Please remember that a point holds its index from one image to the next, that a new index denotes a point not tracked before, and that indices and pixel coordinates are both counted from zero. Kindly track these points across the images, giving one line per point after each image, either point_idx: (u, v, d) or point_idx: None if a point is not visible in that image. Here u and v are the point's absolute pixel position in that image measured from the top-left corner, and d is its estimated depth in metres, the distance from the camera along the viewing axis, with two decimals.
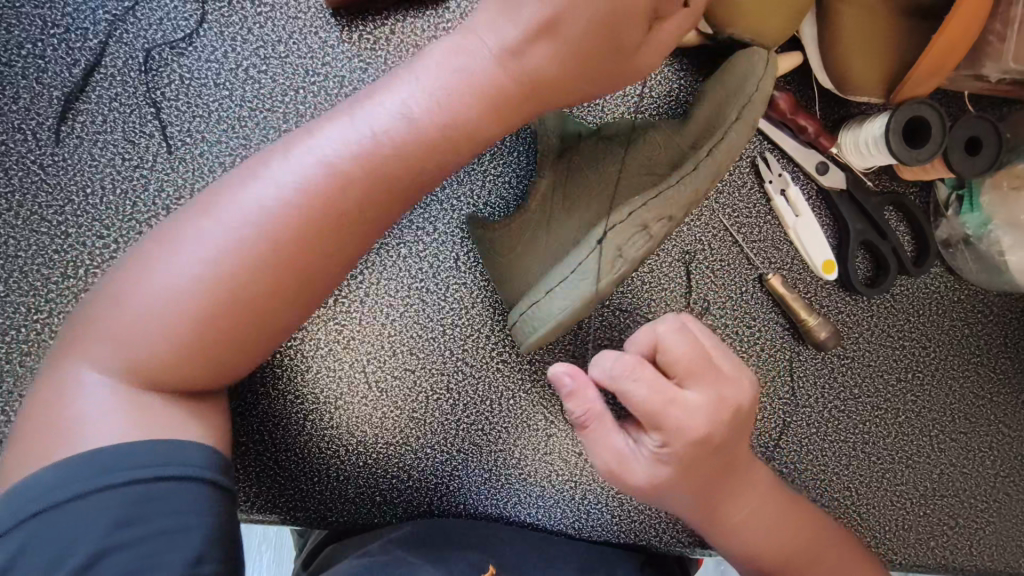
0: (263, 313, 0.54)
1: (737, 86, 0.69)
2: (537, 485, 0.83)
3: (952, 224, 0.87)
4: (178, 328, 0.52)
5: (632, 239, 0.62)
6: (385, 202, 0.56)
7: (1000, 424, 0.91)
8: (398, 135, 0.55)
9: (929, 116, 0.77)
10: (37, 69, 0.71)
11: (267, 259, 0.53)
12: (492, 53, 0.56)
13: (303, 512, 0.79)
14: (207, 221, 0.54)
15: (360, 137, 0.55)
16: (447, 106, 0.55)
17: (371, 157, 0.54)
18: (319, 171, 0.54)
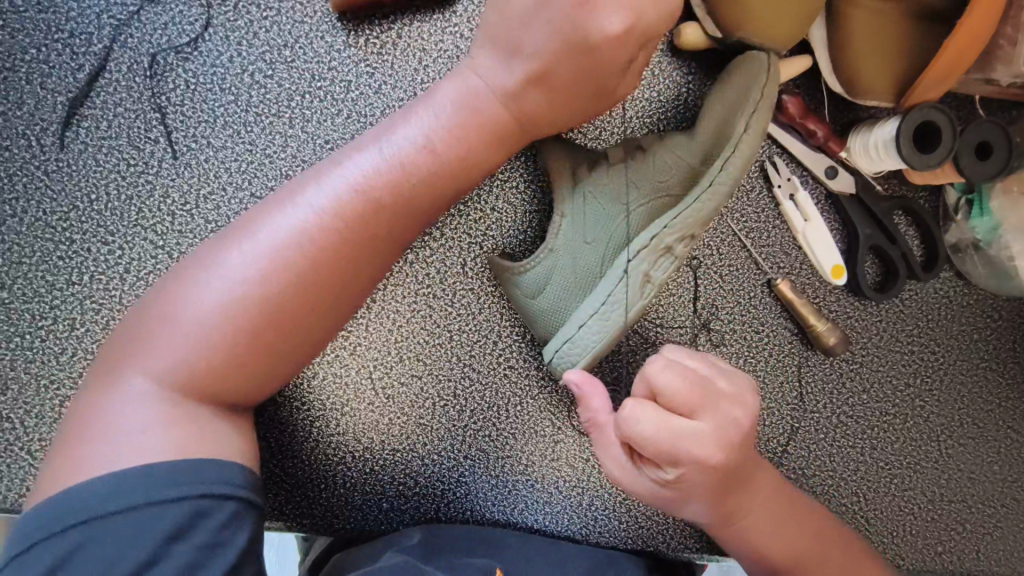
0: (302, 328, 0.58)
1: (740, 95, 0.70)
2: (544, 491, 0.82)
3: (962, 228, 0.86)
4: (214, 345, 0.55)
5: (658, 262, 0.68)
6: (406, 224, 0.62)
7: (1008, 429, 0.91)
8: (421, 164, 0.61)
9: (940, 120, 0.76)
10: (42, 75, 0.70)
11: (306, 276, 0.58)
12: (496, 93, 0.62)
13: (310, 519, 0.79)
14: (244, 243, 0.58)
15: (386, 164, 0.60)
16: (460, 139, 0.62)
17: (398, 183, 0.60)
18: (352, 194, 0.59)
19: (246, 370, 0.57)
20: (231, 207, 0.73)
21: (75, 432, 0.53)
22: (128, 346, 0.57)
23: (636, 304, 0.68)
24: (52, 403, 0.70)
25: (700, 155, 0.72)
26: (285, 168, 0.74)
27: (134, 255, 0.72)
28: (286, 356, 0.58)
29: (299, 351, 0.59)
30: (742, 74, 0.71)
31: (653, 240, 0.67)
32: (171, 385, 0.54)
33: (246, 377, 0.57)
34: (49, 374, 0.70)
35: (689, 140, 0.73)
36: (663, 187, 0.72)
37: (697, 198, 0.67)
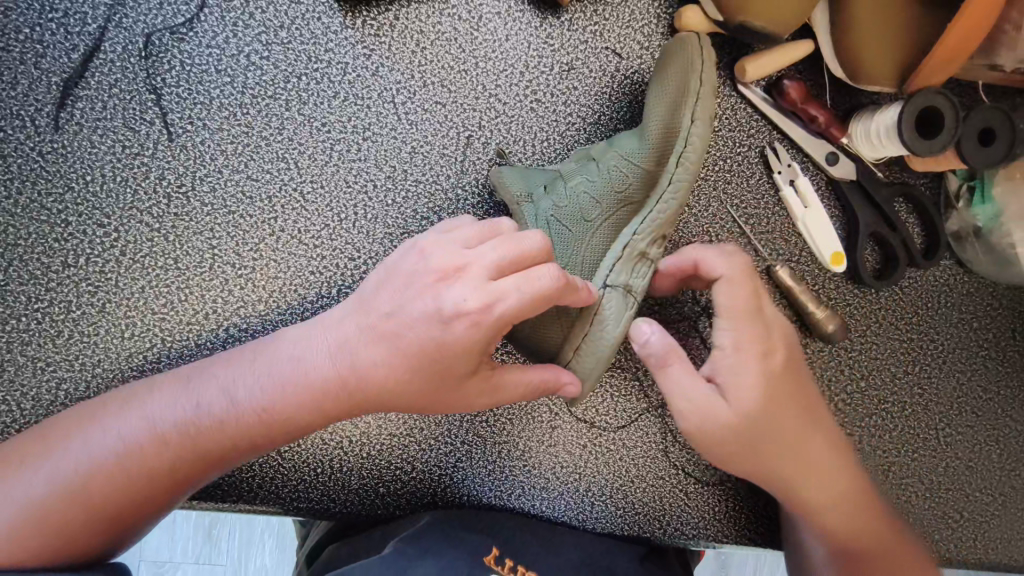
0: (169, 460, 0.59)
1: (680, 84, 0.66)
2: (540, 477, 0.82)
3: (963, 216, 0.86)
4: (109, 451, 0.58)
5: (636, 270, 0.67)
6: (272, 433, 0.61)
7: (1006, 417, 0.90)
8: (312, 383, 0.60)
9: (943, 105, 0.75)
10: (36, 54, 0.70)
11: (179, 446, 0.59)
12: (414, 310, 0.57)
13: (307, 503, 0.79)
14: (163, 396, 0.61)
15: (285, 378, 0.60)
16: (358, 358, 0.59)
17: (283, 401, 0.60)
18: (228, 410, 0.60)
19: (113, 490, 0.58)
20: (227, 190, 0.73)
21: (13, 456, 0.59)
22: (81, 415, 0.62)
23: (625, 317, 0.65)
24: (48, 385, 0.70)
25: (653, 159, 0.68)
26: (281, 151, 0.73)
27: (131, 237, 0.72)
28: (144, 489, 0.59)
29: (169, 493, 0.60)
30: (677, 63, 0.68)
31: (626, 252, 0.66)
32: (66, 480, 0.57)
33: (119, 499, 0.58)
34: (45, 356, 0.70)
35: (640, 143, 0.70)
36: (626, 195, 0.70)
37: (658, 200, 0.66)
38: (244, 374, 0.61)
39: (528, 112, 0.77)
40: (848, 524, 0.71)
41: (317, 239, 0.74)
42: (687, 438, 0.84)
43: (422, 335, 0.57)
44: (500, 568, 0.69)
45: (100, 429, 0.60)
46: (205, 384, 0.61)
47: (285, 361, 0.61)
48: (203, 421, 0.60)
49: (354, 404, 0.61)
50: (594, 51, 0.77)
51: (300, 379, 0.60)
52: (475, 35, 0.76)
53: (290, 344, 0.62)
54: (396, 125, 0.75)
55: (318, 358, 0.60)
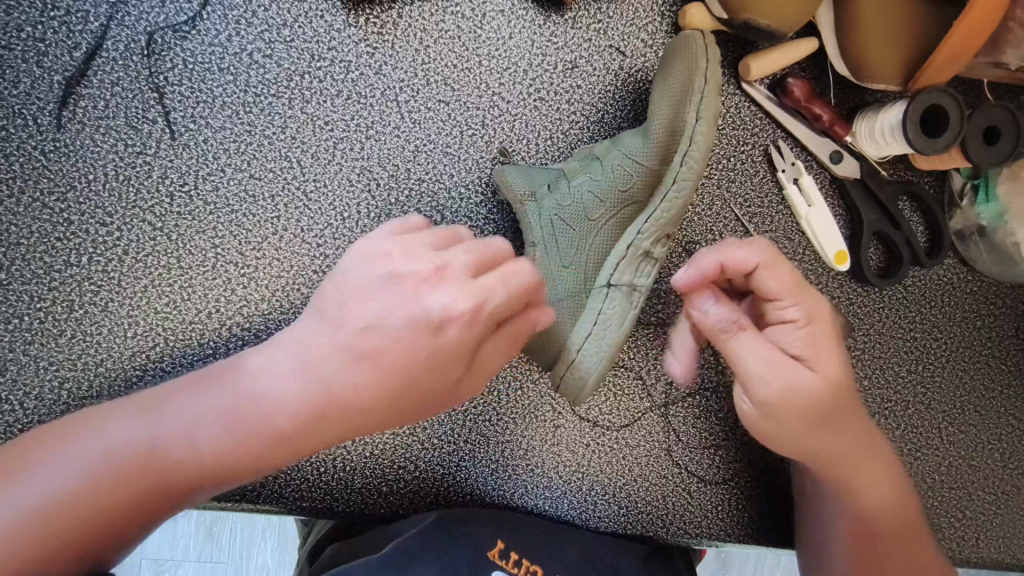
0: (132, 489, 0.54)
1: (684, 83, 0.65)
2: (544, 476, 0.82)
3: (966, 215, 0.85)
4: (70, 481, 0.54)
5: (641, 268, 0.69)
6: (242, 462, 0.55)
7: (1009, 416, 0.90)
8: (280, 405, 0.55)
9: (947, 103, 0.75)
10: (37, 52, 0.69)
11: (141, 473, 0.55)
12: (389, 321, 0.53)
13: (310, 502, 0.79)
14: (121, 423, 0.57)
15: (251, 400, 0.55)
16: (331, 376, 0.54)
17: (250, 425, 0.55)
18: (187, 437, 0.55)
19: (73, 519, 0.53)
20: (230, 188, 0.73)
21: None
22: (31, 447, 0.57)
23: (627, 316, 0.68)
24: (51, 384, 0.70)
25: (657, 156, 0.68)
26: (284, 149, 0.73)
27: (133, 236, 0.71)
28: (114, 516, 0.54)
29: (138, 519, 0.56)
30: (680, 59, 0.67)
31: (630, 251, 0.68)
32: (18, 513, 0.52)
33: (84, 529, 0.53)
34: (48, 355, 0.70)
35: (644, 142, 0.69)
36: (629, 195, 0.70)
37: (663, 199, 0.66)
38: (202, 400, 0.56)
39: (531, 111, 0.77)
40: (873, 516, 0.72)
41: (320, 239, 0.74)
42: (690, 437, 0.84)
43: (398, 345, 0.53)
44: (505, 562, 0.70)
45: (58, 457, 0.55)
46: (171, 410, 0.57)
47: (249, 386, 0.56)
48: (166, 447, 0.55)
49: (329, 431, 0.55)
50: (598, 49, 0.77)
51: (269, 401, 0.55)
52: (478, 33, 0.75)
53: (253, 369, 0.57)
54: (399, 123, 0.75)
55: (286, 387, 0.55)
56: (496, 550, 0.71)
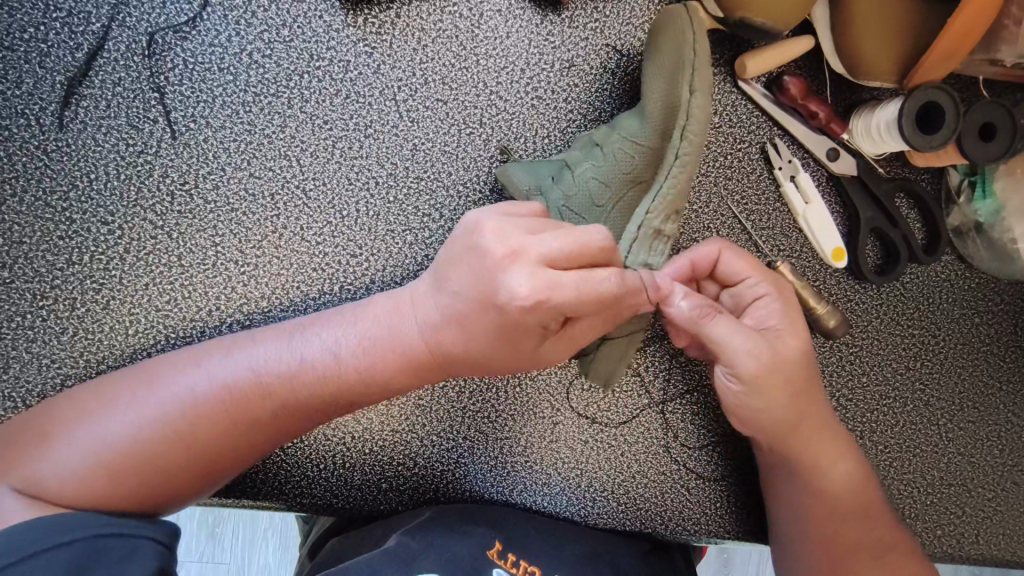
0: (252, 413, 0.61)
1: (674, 60, 0.66)
2: (543, 473, 0.83)
3: (964, 211, 0.86)
4: (168, 413, 0.59)
5: (652, 248, 0.69)
6: (335, 404, 0.64)
7: (1009, 413, 0.90)
8: (388, 351, 0.63)
9: (943, 100, 0.75)
10: (40, 53, 0.70)
11: (254, 399, 0.61)
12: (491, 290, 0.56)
13: (310, 499, 0.79)
14: (237, 353, 0.63)
15: (362, 343, 0.63)
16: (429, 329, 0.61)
17: (352, 373, 0.63)
18: (303, 372, 0.62)
19: (194, 443, 0.59)
20: (230, 187, 0.73)
21: (88, 404, 0.61)
22: (153, 369, 0.63)
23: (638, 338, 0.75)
24: (53, 381, 0.71)
25: (656, 133, 0.68)
26: (283, 148, 0.74)
27: (134, 234, 0.72)
28: (201, 465, 0.60)
29: (225, 462, 0.61)
30: (669, 37, 0.67)
31: (641, 232, 0.68)
32: (144, 430, 0.58)
33: (195, 460, 0.59)
34: (49, 353, 0.71)
35: (641, 123, 0.69)
36: (633, 176, 0.70)
37: (667, 174, 0.66)
38: (334, 333, 0.64)
39: (529, 109, 0.77)
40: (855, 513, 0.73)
41: (319, 236, 0.75)
42: (688, 435, 0.85)
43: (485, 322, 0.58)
44: (504, 562, 0.70)
45: (161, 394, 0.60)
46: (304, 342, 0.64)
47: (366, 331, 0.64)
48: (277, 380, 0.62)
49: (425, 374, 0.64)
50: (595, 48, 0.78)
51: (380, 352, 0.63)
52: (476, 33, 0.76)
53: (373, 314, 0.64)
54: (398, 122, 0.75)
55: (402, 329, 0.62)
56: (494, 551, 0.71)
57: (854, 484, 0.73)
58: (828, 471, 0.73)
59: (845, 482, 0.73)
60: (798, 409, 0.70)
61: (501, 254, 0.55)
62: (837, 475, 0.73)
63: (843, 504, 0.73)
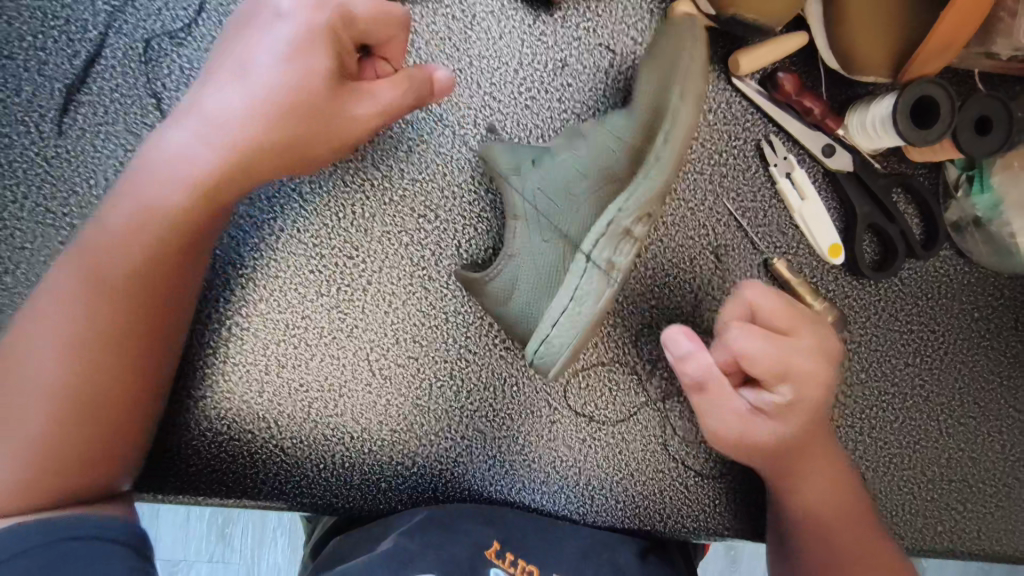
0: (139, 242, 0.63)
1: (673, 57, 0.69)
2: (541, 471, 0.83)
3: (962, 206, 0.85)
4: (98, 239, 0.63)
5: (619, 247, 0.63)
6: (237, 175, 0.64)
7: (1010, 407, 0.90)
8: (250, 130, 0.63)
9: (938, 95, 0.75)
10: (38, 62, 0.71)
11: (132, 230, 0.63)
12: (292, 27, 0.61)
13: (309, 498, 0.79)
14: (107, 214, 0.64)
15: (208, 134, 0.63)
16: (226, 126, 0.63)
17: (225, 146, 0.63)
18: (172, 179, 0.63)
19: (103, 320, 0.62)
20: None
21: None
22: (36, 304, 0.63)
23: (604, 292, 0.64)
24: None
25: (640, 132, 0.69)
26: None
27: None
28: (127, 370, 0.63)
29: (157, 337, 0.65)
30: (671, 41, 0.70)
31: (608, 229, 0.63)
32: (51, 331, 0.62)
33: (120, 317, 0.63)
34: None
35: (630, 121, 0.71)
36: (611, 172, 0.69)
37: (645, 174, 0.63)
38: (186, 136, 0.63)
39: (523, 109, 0.78)
40: (837, 519, 0.75)
41: (316, 238, 0.77)
42: (686, 432, 0.85)
43: (303, 85, 0.62)
44: (501, 562, 0.71)
45: (78, 246, 0.64)
46: (157, 168, 0.63)
47: (192, 149, 0.63)
48: (140, 210, 0.63)
49: (310, 154, 0.67)
50: (588, 48, 0.78)
51: (245, 124, 0.62)
52: (468, 35, 0.76)
53: (192, 123, 0.63)
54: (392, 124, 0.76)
55: (231, 127, 0.63)
56: (493, 549, 0.72)
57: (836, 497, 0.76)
58: (818, 480, 0.76)
59: (834, 495, 0.76)
60: (796, 431, 0.73)
61: (258, 47, 0.63)
62: (828, 489, 0.76)
63: (827, 511, 0.75)
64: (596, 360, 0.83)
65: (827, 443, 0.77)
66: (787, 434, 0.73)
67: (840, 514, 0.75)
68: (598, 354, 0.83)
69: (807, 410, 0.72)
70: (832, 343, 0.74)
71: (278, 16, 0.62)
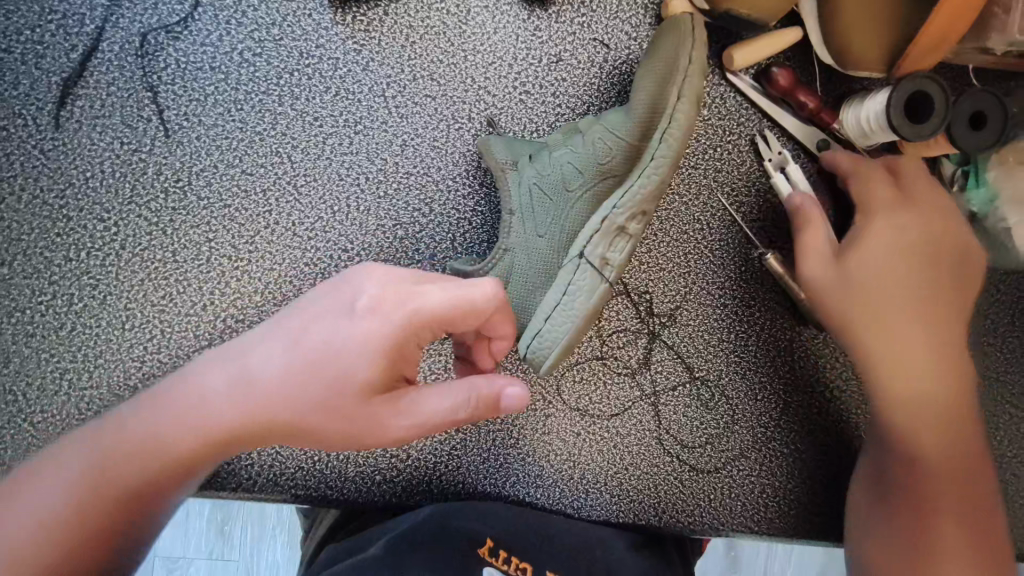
0: (187, 440, 0.56)
1: (671, 59, 0.67)
2: (535, 465, 0.83)
3: (957, 201, 0.85)
4: (116, 440, 0.57)
5: (613, 245, 0.67)
6: (281, 431, 0.57)
7: (1007, 404, 0.90)
8: (274, 395, 0.56)
9: (932, 90, 0.75)
10: (36, 55, 0.72)
11: (235, 411, 0.56)
12: (367, 316, 0.57)
13: (304, 490, 0.80)
14: (150, 406, 0.58)
15: (241, 393, 0.57)
16: (265, 387, 0.57)
17: (245, 411, 0.56)
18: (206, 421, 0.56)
19: (139, 470, 0.55)
20: (223, 183, 0.75)
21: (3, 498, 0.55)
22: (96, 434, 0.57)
23: (597, 289, 0.67)
24: (53, 375, 0.73)
25: (638, 131, 0.68)
26: (274, 145, 0.75)
27: (130, 231, 0.74)
28: (133, 503, 0.55)
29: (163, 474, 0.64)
30: (671, 41, 0.68)
31: (603, 226, 0.67)
32: (77, 491, 0.54)
33: (144, 462, 0.56)
34: (49, 348, 0.73)
35: (626, 117, 0.69)
36: (607, 168, 0.70)
37: (641, 175, 0.65)
38: (265, 355, 0.58)
39: (518, 104, 0.78)
40: (953, 505, 0.72)
41: (312, 232, 0.76)
42: (680, 427, 0.85)
43: (341, 384, 0.56)
44: (494, 560, 0.71)
45: (120, 424, 0.57)
46: (207, 376, 0.59)
47: (264, 363, 0.58)
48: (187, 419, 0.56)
49: (357, 439, 0.58)
50: (582, 43, 0.78)
51: (285, 377, 0.57)
52: (463, 29, 0.77)
53: (236, 361, 0.59)
54: (386, 118, 0.76)
55: (267, 370, 0.57)
56: (486, 547, 0.72)
57: (955, 463, 0.73)
58: (945, 444, 0.74)
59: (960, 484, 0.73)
60: (937, 385, 0.74)
61: (344, 296, 0.59)
62: (943, 458, 0.73)
63: (925, 478, 0.73)
64: (589, 354, 0.83)
65: (968, 427, 0.75)
66: (930, 389, 0.74)
67: (952, 498, 0.72)
68: (592, 348, 0.84)
69: (941, 351, 0.75)
70: (916, 268, 0.75)
71: (354, 315, 0.57)
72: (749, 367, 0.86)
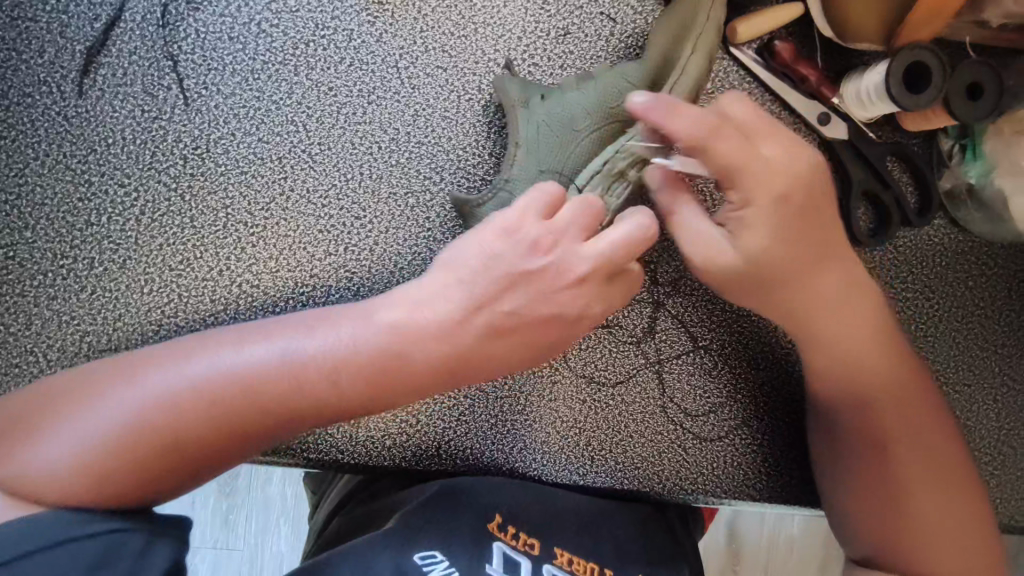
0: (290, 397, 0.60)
1: (686, 21, 0.74)
2: (542, 431, 0.85)
3: (954, 174, 0.87)
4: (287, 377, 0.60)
5: (612, 188, 0.71)
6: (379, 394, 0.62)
7: (1005, 376, 0.91)
8: (385, 358, 0.61)
9: (929, 61, 0.77)
10: (61, 24, 0.74)
11: (323, 375, 0.60)
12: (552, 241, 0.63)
13: (316, 454, 0.81)
14: (233, 349, 0.61)
15: (352, 348, 0.61)
16: (383, 340, 0.61)
17: (357, 371, 0.61)
18: (299, 372, 0.60)
19: (250, 408, 0.59)
20: (239, 150, 0.77)
21: (61, 403, 0.58)
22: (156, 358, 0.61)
23: None
24: (73, 337, 0.75)
25: (646, 83, 0.75)
26: (290, 114, 0.77)
27: (149, 196, 0.76)
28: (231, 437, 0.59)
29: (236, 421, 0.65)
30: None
31: (605, 165, 0.71)
32: (159, 405, 0.56)
33: (246, 407, 0.59)
34: (68, 310, 0.75)
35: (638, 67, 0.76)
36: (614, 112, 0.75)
37: None
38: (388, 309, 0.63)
39: (526, 75, 0.80)
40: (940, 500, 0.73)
41: (325, 199, 0.78)
42: (685, 395, 0.87)
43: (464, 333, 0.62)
44: (504, 534, 0.71)
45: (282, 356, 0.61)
46: (313, 332, 0.62)
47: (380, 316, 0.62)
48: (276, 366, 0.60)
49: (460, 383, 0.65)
50: (590, 16, 0.80)
51: (418, 332, 0.62)
52: (474, 2, 0.79)
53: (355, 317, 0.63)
54: (399, 88, 0.79)
55: (408, 327, 0.62)
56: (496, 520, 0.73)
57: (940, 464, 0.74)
58: (919, 440, 0.74)
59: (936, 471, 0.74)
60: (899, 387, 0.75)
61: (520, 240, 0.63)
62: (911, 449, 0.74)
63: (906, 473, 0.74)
64: (596, 324, 0.85)
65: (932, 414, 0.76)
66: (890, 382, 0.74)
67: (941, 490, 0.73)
68: None
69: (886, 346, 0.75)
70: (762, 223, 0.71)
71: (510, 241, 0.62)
72: (751, 336, 0.87)
